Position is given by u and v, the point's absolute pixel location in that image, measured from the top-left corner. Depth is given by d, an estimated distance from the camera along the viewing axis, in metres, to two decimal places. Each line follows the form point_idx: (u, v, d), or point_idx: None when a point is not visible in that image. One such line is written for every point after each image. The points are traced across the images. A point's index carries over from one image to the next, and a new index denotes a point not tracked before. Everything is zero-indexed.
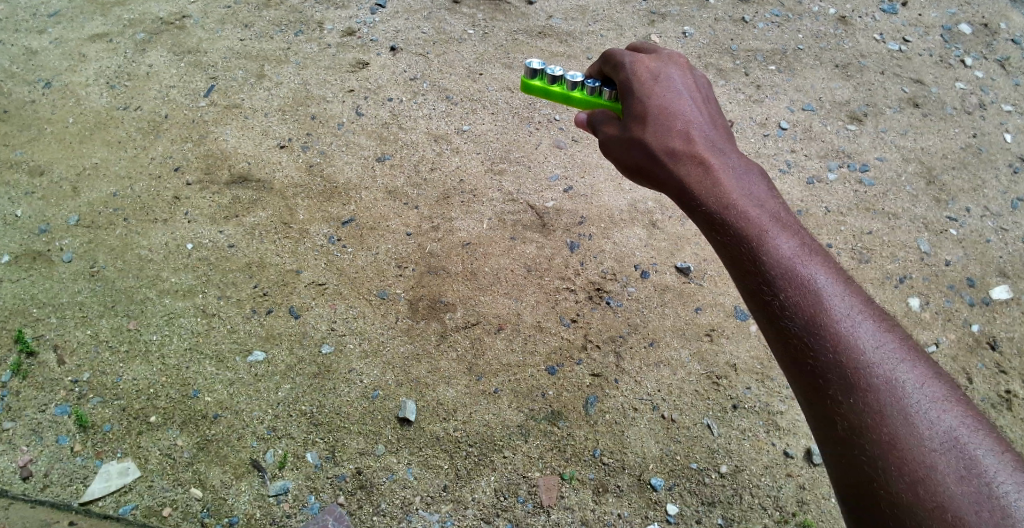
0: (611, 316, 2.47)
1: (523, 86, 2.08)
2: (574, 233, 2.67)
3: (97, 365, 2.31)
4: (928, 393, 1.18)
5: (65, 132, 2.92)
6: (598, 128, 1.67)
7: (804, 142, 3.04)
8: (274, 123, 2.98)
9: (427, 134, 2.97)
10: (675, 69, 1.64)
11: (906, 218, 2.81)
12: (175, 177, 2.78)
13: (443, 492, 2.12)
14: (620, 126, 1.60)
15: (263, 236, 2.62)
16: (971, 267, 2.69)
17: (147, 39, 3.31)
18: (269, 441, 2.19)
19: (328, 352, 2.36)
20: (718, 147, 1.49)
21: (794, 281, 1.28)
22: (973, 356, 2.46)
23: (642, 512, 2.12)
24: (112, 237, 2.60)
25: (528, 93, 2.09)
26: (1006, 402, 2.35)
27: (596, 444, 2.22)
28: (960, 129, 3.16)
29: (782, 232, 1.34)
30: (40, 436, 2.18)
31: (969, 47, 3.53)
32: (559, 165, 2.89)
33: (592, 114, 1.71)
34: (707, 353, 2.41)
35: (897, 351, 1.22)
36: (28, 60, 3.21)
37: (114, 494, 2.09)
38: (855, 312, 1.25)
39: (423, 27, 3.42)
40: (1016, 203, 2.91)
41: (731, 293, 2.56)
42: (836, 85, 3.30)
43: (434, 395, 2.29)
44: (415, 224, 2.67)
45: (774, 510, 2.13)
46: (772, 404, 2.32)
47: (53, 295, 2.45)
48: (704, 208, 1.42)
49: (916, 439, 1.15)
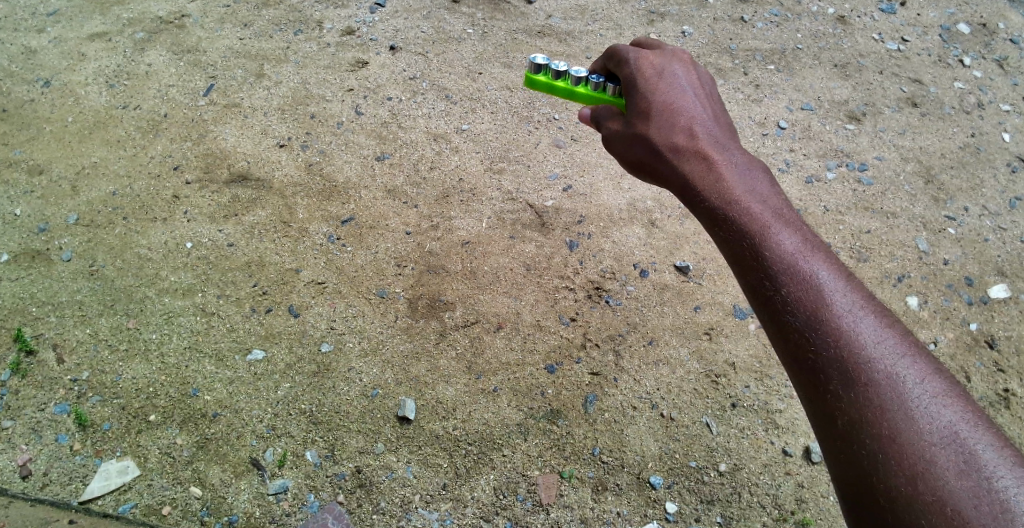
0: (610, 315, 2.48)
1: (527, 81, 2.09)
2: (573, 232, 2.68)
3: (96, 364, 2.31)
4: (928, 388, 1.19)
5: (64, 131, 2.92)
6: (603, 123, 1.67)
7: (803, 141, 3.04)
8: (274, 122, 2.98)
9: (427, 133, 2.97)
10: (679, 65, 1.64)
11: (904, 217, 2.82)
12: (175, 176, 2.78)
13: (443, 490, 2.12)
14: (624, 122, 1.61)
15: (263, 235, 2.62)
16: (970, 266, 2.70)
17: (146, 38, 3.31)
18: (269, 440, 2.19)
19: (327, 351, 2.36)
20: (722, 143, 1.49)
21: (796, 276, 1.28)
22: (971, 354, 2.46)
23: (641, 510, 2.12)
24: (111, 236, 2.60)
25: (532, 88, 2.09)
26: (1004, 400, 2.36)
27: (595, 443, 2.22)
28: (959, 129, 3.16)
29: (785, 228, 1.34)
30: (39, 435, 2.18)
31: (968, 47, 3.53)
32: (558, 164, 2.89)
33: (596, 110, 1.71)
34: (706, 351, 2.41)
35: (898, 347, 1.22)
36: (26, 59, 3.20)
37: (113, 493, 2.09)
38: (856, 307, 1.26)
39: (422, 27, 3.42)
40: (1014, 203, 2.92)
41: (730, 292, 2.56)
42: (835, 85, 3.31)
43: (434, 393, 2.29)
44: (414, 223, 2.68)
45: (773, 508, 2.14)
46: (771, 403, 2.32)
47: (52, 294, 2.45)
48: (707, 204, 1.42)
49: (915, 433, 1.16)
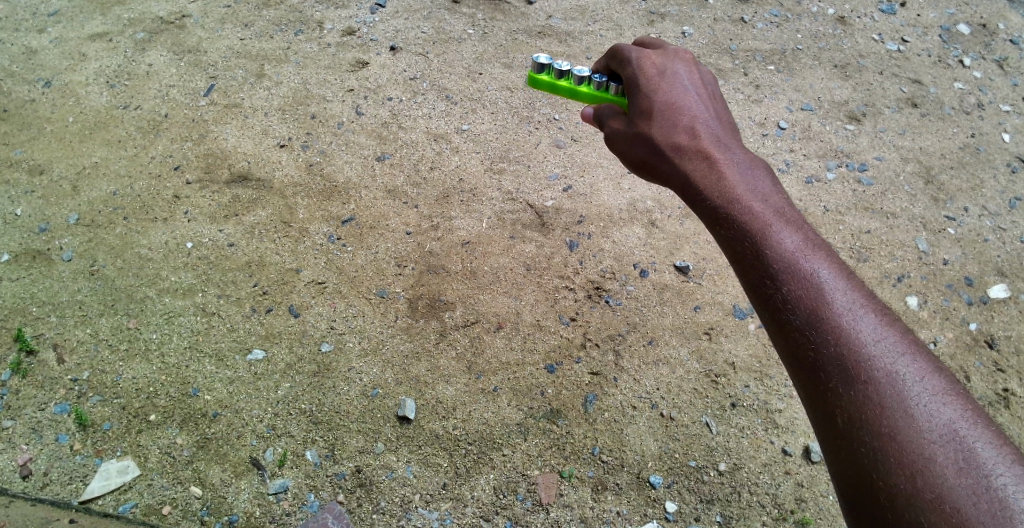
0: (610, 315, 2.48)
1: (530, 80, 2.09)
2: (573, 232, 2.68)
3: (96, 364, 2.31)
4: (927, 386, 1.19)
5: (65, 131, 2.93)
6: (605, 123, 1.68)
7: (802, 142, 3.04)
8: (274, 122, 2.98)
9: (427, 133, 2.97)
10: (681, 65, 1.64)
11: (904, 218, 2.82)
12: (175, 176, 2.78)
13: (443, 490, 2.13)
14: (625, 121, 1.61)
15: (264, 235, 2.62)
16: (969, 266, 2.70)
17: (147, 38, 3.32)
18: (269, 439, 2.19)
19: (328, 351, 2.36)
20: (723, 142, 1.50)
21: (797, 274, 1.29)
22: (971, 354, 2.46)
23: (640, 510, 2.12)
24: (112, 236, 2.61)
25: (535, 87, 2.09)
26: (1004, 400, 2.36)
27: (595, 442, 2.22)
28: (958, 129, 3.17)
29: (786, 226, 1.35)
30: (39, 435, 2.18)
31: (967, 48, 3.54)
32: (558, 164, 2.90)
33: (598, 109, 1.72)
34: (706, 351, 2.42)
35: (898, 345, 1.22)
36: (27, 59, 3.21)
37: (113, 493, 2.09)
38: (857, 306, 1.26)
39: (423, 27, 3.43)
40: (1014, 203, 2.92)
41: (730, 292, 2.56)
42: (835, 85, 3.31)
43: (434, 393, 2.29)
44: (414, 223, 2.68)
45: (773, 507, 2.14)
46: (771, 403, 2.33)
47: (53, 294, 2.46)
48: (708, 203, 1.42)
49: (914, 431, 1.16)
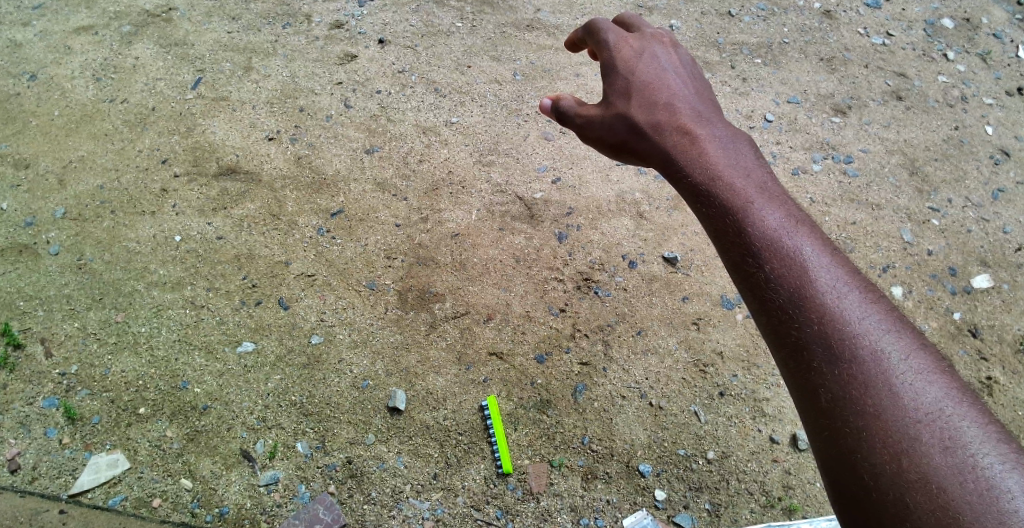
0: (599, 305, 2.49)
1: (490, 400, 2.27)
2: (562, 224, 2.69)
3: (85, 357, 2.30)
4: (913, 364, 1.18)
5: (52, 125, 2.91)
6: (573, 108, 1.64)
7: (789, 134, 3.07)
8: (262, 115, 2.97)
9: (416, 126, 2.97)
10: (660, 48, 1.63)
11: (889, 209, 2.85)
12: (163, 169, 2.77)
13: (433, 480, 2.15)
14: (603, 100, 1.58)
15: (252, 228, 2.62)
16: (953, 257, 2.74)
17: (133, 32, 3.29)
18: (259, 431, 2.20)
19: (317, 343, 2.36)
20: (705, 120, 1.48)
21: (780, 251, 1.27)
22: (954, 342, 2.51)
23: (630, 498, 2.16)
24: (99, 229, 2.59)
25: (489, 401, 2.27)
26: (986, 387, 2.41)
27: (585, 432, 2.25)
28: (943, 122, 3.20)
29: (768, 203, 1.33)
30: (28, 429, 2.18)
31: (952, 41, 3.57)
32: (547, 156, 2.90)
33: (562, 96, 1.68)
34: (694, 341, 2.44)
35: (881, 322, 1.21)
36: (12, 52, 3.18)
37: (103, 487, 2.10)
38: (839, 282, 1.25)
39: (411, 20, 3.42)
40: (997, 195, 2.96)
41: (718, 282, 2.58)
42: (821, 78, 3.34)
43: (424, 384, 2.30)
44: (403, 216, 2.68)
45: (761, 495, 2.18)
46: (759, 391, 2.35)
47: (41, 287, 2.44)
48: (688, 180, 1.40)
49: (901, 410, 1.15)
